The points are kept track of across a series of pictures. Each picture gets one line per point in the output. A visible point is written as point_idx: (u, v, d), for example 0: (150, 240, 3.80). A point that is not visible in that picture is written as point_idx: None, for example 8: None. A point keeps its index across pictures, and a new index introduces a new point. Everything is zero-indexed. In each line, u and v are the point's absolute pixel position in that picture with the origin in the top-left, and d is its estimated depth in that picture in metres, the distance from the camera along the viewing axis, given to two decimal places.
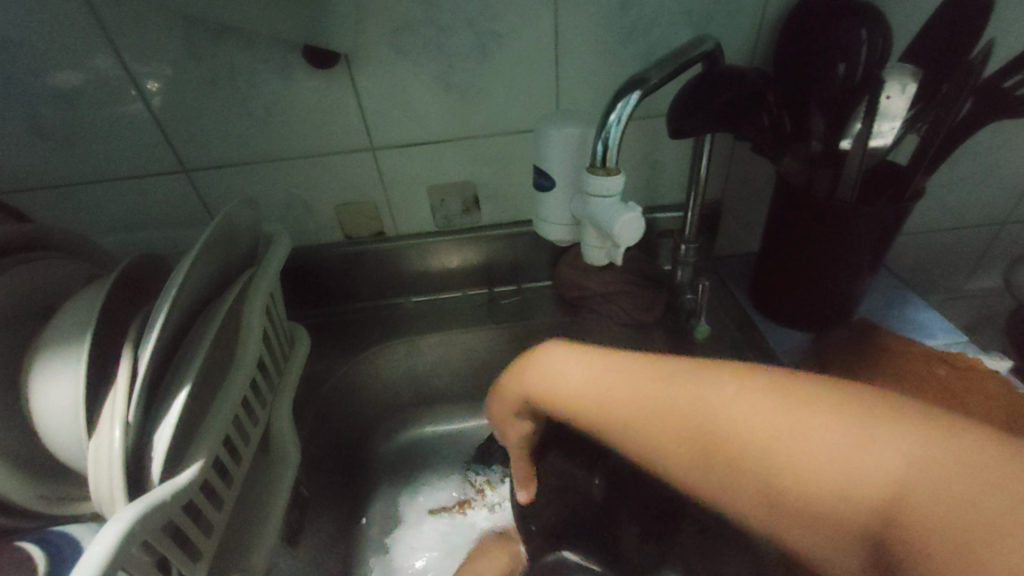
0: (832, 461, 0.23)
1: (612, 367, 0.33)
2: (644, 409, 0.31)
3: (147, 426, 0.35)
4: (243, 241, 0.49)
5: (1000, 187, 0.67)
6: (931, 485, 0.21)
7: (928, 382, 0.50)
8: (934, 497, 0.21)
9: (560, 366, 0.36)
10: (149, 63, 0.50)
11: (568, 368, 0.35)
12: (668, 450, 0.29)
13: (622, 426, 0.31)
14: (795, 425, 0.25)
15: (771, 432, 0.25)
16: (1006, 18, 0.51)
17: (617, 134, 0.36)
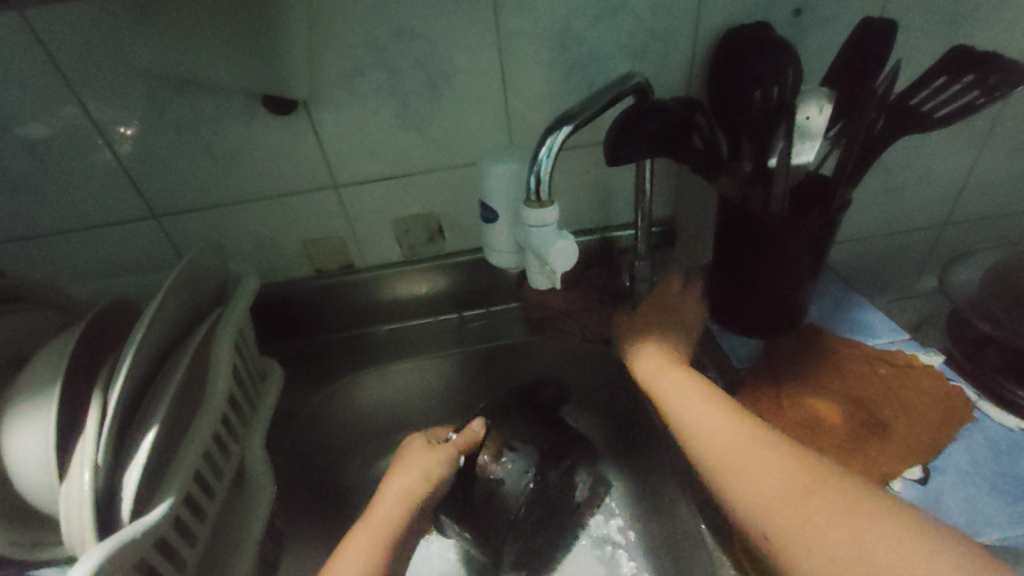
0: (918, 548, 0.33)
1: (686, 389, 0.48)
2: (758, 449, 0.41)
3: (118, 466, 0.36)
4: (211, 281, 0.51)
5: (934, 192, 0.71)
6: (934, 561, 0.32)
7: (869, 380, 0.54)
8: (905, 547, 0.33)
9: (681, 393, 0.48)
10: (116, 115, 0.52)
11: (687, 395, 0.48)
12: (722, 455, 0.42)
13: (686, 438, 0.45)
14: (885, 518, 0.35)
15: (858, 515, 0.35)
16: (913, 41, 0.56)
17: (547, 168, 0.39)
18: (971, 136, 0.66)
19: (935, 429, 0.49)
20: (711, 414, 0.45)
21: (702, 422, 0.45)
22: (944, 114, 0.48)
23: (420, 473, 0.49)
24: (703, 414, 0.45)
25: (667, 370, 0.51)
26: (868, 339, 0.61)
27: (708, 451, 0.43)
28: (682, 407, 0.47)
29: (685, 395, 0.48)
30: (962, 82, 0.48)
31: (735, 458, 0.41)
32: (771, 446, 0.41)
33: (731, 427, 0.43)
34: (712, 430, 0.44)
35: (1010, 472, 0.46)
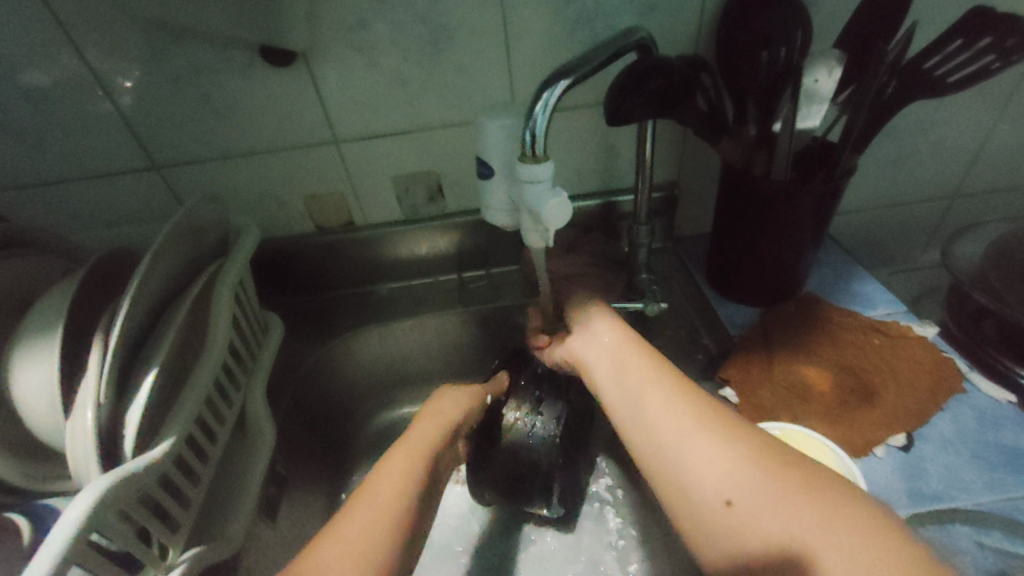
0: (844, 559, 0.27)
1: (639, 367, 0.42)
2: (689, 426, 0.36)
3: (120, 406, 0.38)
4: (211, 234, 0.52)
5: (945, 163, 0.69)
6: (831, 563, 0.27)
7: (863, 350, 0.54)
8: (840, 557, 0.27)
9: (620, 366, 0.43)
10: (114, 64, 0.52)
11: (627, 367, 0.42)
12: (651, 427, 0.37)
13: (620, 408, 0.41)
14: (822, 529, 0.28)
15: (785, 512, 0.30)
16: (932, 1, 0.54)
17: (543, 123, 0.39)
18: (987, 104, 0.64)
19: (923, 397, 0.50)
20: (656, 395, 0.39)
21: (646, 408, 0.38)
22: (957, 79, 0.46)
23: (455, 404, 0.50)
24: (649, 396, 0.39)
25: (623, 347, 0.45)
26: (865, 310, 0.61)
27: (638, 422, 0.38)
28: (631, 387, 0.41)
29: (625, 368, 0.42)
30: (980, 45, 0.45)
31: (664, 432, 0.36)
32: (711, 426, 0.35)
33: (666, 402, 0.38)
34: (655, 417, 0.37)
35: (993, 441, 0.47)
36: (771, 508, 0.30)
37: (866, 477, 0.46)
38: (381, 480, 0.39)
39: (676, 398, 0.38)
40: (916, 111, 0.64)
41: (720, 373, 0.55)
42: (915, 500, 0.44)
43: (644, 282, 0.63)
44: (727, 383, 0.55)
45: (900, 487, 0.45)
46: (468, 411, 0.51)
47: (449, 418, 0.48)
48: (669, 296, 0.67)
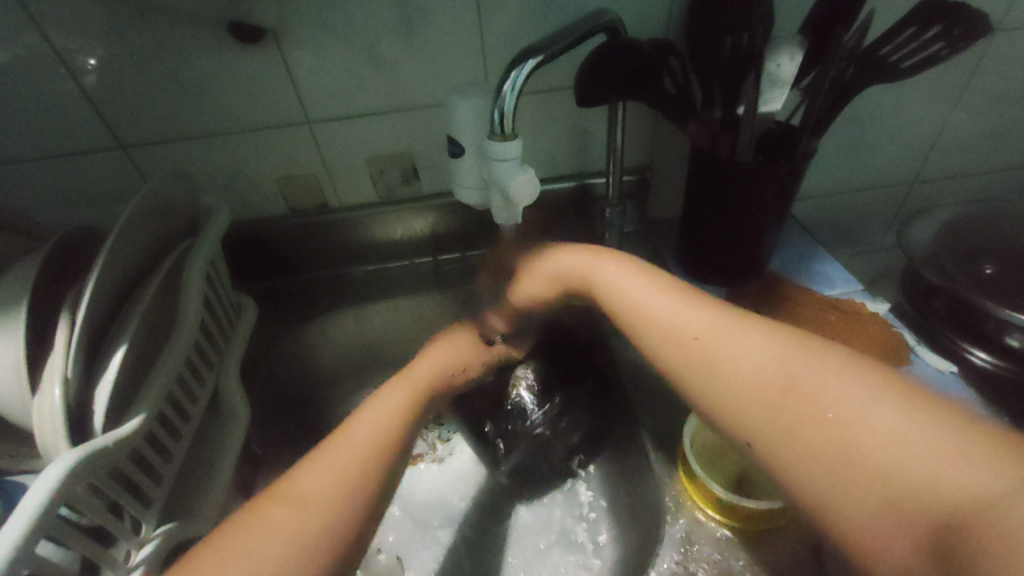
0: (908, 433, 0.27)
1: (656, 293, 0.42)
2: (721, 331, 0.37)
3: (88, 383, 0.38)
4: (180, 213, 0.51)
5: (904, 150, 0.72)
6: (891, 444, 0.27)
7: (820, 326, 0.57)
8: (872, 438, 0.28)
9: (639, 286, 0.44)
10: (76, 41, 0.50)
11: (647, 287, 0.43)
12: (683, 333, 0.38)
13: (645, 324, 0.41)
14: (869, 402, 0.29)
15: (834, 396, 0.30)
16: None
17: (511, 102, 0.40)
18: (943, 93, 0.67)
19: None
20: (680, 312, 0.40)
21: (676, 318, 0.40)
22: (910, 65, 0.48)
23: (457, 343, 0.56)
24: (667, 310, 0.41)
25: (634, 274, 0.45)
26: (824, 289, 0.63)
27: (669, 331, 0.39)
28: (652, 308, 0.41)
29: (645, 288, 0.43)
30: (929, 35, 0.48)
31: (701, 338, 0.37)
32: (746, 328, 0.36)
33: (694, 311, 0.39)
34: (679, 330, 0.39)
35: None
36: (801, 389, 0.31)
37: None
38: (341, 449, 0.39)
39: (702, 309, 0.39)
40: (876, 99, 0.67)
41: None
42: None
43: None
44: None
45: None
46: (466, 354, 0.55)
47: (456, 358, 0.54)
48: None
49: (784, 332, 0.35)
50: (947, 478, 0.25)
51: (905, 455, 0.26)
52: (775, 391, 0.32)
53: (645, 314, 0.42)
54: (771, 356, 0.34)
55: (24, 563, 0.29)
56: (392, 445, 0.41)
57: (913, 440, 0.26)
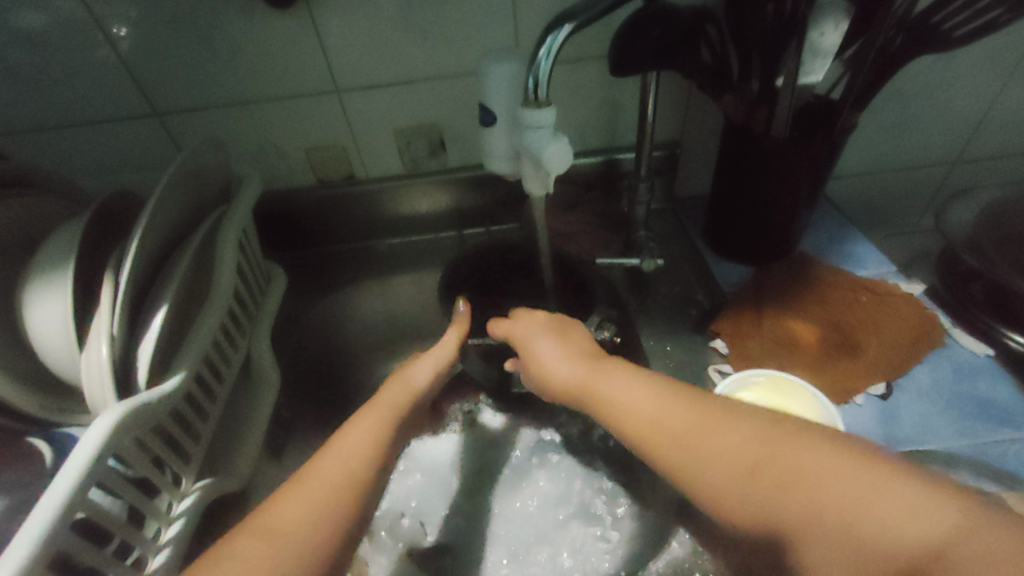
0: (891, 506, 0.26)
1: (625, 386, 0.40)
2: (684, 424, 0.36)
3: (132, 343, 0.39)
4: (213, 180, 0.52)
5: (948, 128, 0.69)
6: (897, 513, 0.26)
7: (852, 307, 0.55)
8: (877, 515, 0.27)
9: (599, 378, 0.42)
10: (112, 6, 0.51)
11: (610, 379, 0.41)
12: (649, 428, 0.37)
13: (612, 417, 0.40)
14: (844, 481, 0.28)
15: (817, 474, 0.29)
16: None
17: (546, 69, 0.39)
18: (994, 66, 0.64)
19: (905, 350, 0.52)
20: (650, 409, 0.38)
21: (639, 410, 0.38)
22: (965, 33, 0.46)
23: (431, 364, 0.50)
24: (637, 406, 0.38)
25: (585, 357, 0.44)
26: (856, 270, 0.62)
27: (635, 420, 0.38)
28: (625, 404, 0.39)
29: (607, 380, 0.41)
30: (984, 2, 0.45)
31: (673, 429, 0.36)
32: (707, 415, 0.36)
33: (650, 399, 0.38)
34: (660, 427, 0.37)
35: (967, 393, 0.49)
36: (789, 470, 0.31)
37: (845, 422, 0.48)
38: (326, 464, 0.38)
39: (658, 398, 0.38)
40: (922, 73, 0.64)
41: (712, 327, 0.57)
42: (889, 443, 0.46)
43: (641, 239, 0.64)
44: (719, 336, 0.56)
45: (877, 432, 0.47)
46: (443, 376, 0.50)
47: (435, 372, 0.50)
48: (666, 254, 0.68)
49: (745, 411, 0.35)
50: (943, 539, 0.25)
51: (910, 522, 0.26)
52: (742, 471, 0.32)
53: (620, 414, 0.39)
54: (752, 447, 0.33)
55: (78, 508, 0.31)
56: (376, 459, 0.40)
57: (906, 511, 0.26)
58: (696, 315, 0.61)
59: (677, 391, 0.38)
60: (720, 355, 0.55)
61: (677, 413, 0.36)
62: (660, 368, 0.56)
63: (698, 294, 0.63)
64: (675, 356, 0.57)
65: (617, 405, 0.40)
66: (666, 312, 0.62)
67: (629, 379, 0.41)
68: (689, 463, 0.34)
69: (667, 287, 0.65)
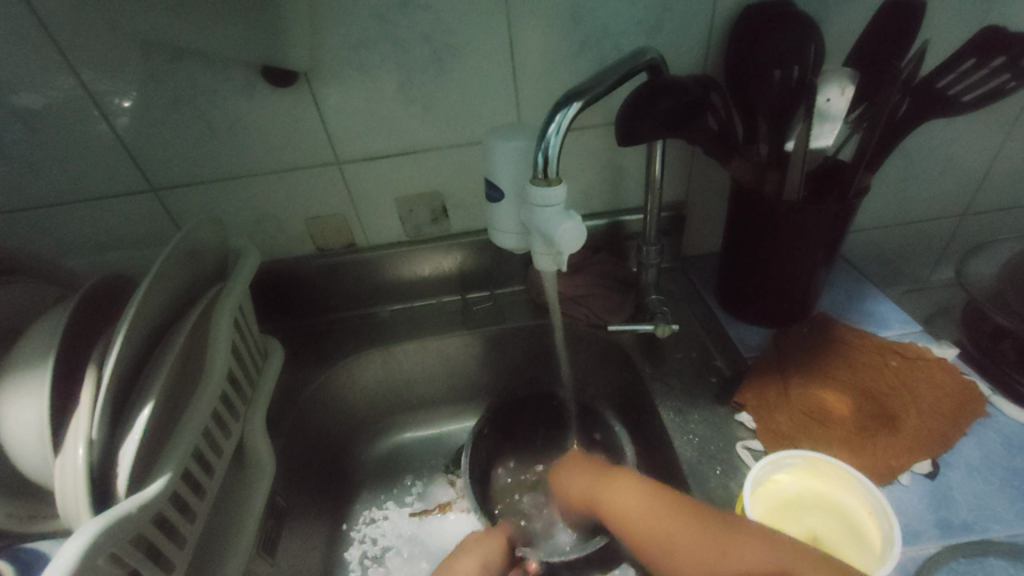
0: None
1: (632, 496, 0.38)
2: (653, 513, 0.36)
3: (114, 442, 0.35)
4: (210, 257, 0.50)
5: (955, 181, 0.69)
6: None
7: (882, 371, 0.52)
8: None
9: (612, 488, 0.41)
10: (113, 86, 0.51)
11: (618, 488, 0.40)
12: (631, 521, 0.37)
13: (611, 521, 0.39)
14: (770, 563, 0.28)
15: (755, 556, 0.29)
16: (935, 23, 0.54)
17: (556, 144, 0.38)
18: (997, 122, 0.64)
19: (947, 422, 0.48)
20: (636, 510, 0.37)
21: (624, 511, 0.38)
22: (971, 99, 0.46)
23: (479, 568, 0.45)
24: (628, 506, 0.38)
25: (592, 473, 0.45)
26: (879, 330, 0.59)
27: (622, 519, 0.38)
28: (622, 512, 0.38)
29: (614, 490, 0.41)
30: (993, 65, 0.45)
31: (643, 525, 0.35)
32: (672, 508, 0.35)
33: (637, 498, 0.38)
34: (652, 536, 0.34)
35: (1021, 469, 0.45)
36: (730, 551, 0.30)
37: (892, 505, 0.44)
38: None
39: (641, 495, 0.38)
40: (926, 130, 0.64)
41: (736, 398, 0.53)
42: (946, 531, 0.42)
43: (653, 301, 0.62)
44: (744, 408, 0.53)
45: (929, 517, 0.43)
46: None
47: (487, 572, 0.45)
48: (677, 316, 0.66)
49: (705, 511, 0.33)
50: None
51: None
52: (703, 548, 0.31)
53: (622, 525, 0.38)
54: (701, 540, 0.31)
55: None
56: None
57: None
58: (716, 383, 0.57)
59: (654, 491, 0.38)
60: (749, 430, 0.52)
61: (647, 514, 0.36)
62: (684, 442, 0.52)
63: (716, 359, 0.60)
64: (699, 429, 0.53)
65: (613, 509, 0.39)
66: (684, 379, 0.59)
67: (622, 487, 0.40)
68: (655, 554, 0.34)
69: (684, 351, 0.62)
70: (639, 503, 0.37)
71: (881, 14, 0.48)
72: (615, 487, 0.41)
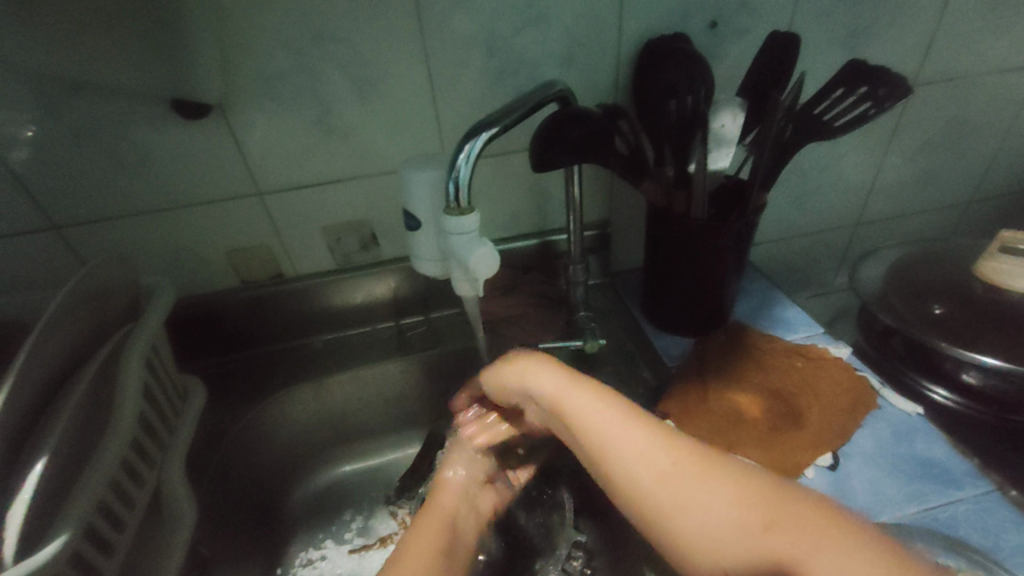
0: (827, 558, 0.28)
1: (609, 420, 0.38)
2: (643, 444, 0.36)
3: (2, 504, 0.33)
4: (119, 296, 0.48)
5: (845, 195, 0.76)
6: (834, 543, 0.28)
7: (789, 373, 0.57)
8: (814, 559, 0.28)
9: (573, 397, 0.40)
10: (3, 121, 0.48)
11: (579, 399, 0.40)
12: (608, 445, 0.37)
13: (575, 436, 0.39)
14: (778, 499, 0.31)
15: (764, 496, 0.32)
16: (808, 57, 0.61)
17: (466, 174, 0.40)
18: (874, 142, 0.71)
19: (845, 416, 0.52)
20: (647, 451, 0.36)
21: (594, 433, 0.38)
22: (842, 124, 0.51)
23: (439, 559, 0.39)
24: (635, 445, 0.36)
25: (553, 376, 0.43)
26: (787, 334, 0.64)
27: (593, 438, 0.38)
28: (598, 437, 0.37)
29: (577, 400, 0.40)
30: (858, 94, 0.51)
31: (627, 453, 0.36)
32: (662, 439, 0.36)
33: (611, 421, 0.38)
34: (635, 461, 0.35)
35: (908, 454, 0.50)
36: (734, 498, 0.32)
37: None
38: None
39: (619, 422, 0.38)
40: (816, 150, 0.70)
41: (660, 407, 0.55)
42: None
43: (582, 318, 0.64)
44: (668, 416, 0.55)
45: None
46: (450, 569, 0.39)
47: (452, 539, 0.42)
48: (607, 331, 0.68)
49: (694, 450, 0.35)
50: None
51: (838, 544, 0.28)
52: (702, 475, 0.33)
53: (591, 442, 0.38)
54: (702, 473, 0.33)
55: None
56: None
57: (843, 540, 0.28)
58: (644, 393, 0.60)
59: (633, 417, 0.38)
60: None
61: (638, 441, 0.36)
62: None
63: (643, 370, 0.63)
64: None
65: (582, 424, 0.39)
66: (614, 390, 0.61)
67: (603, 406, 0.39)
68: (672, 507, 0.33)
69: (613, 364, 0.64)
70: (619, 429, 0.37)
71: (767, 47, 0.53)
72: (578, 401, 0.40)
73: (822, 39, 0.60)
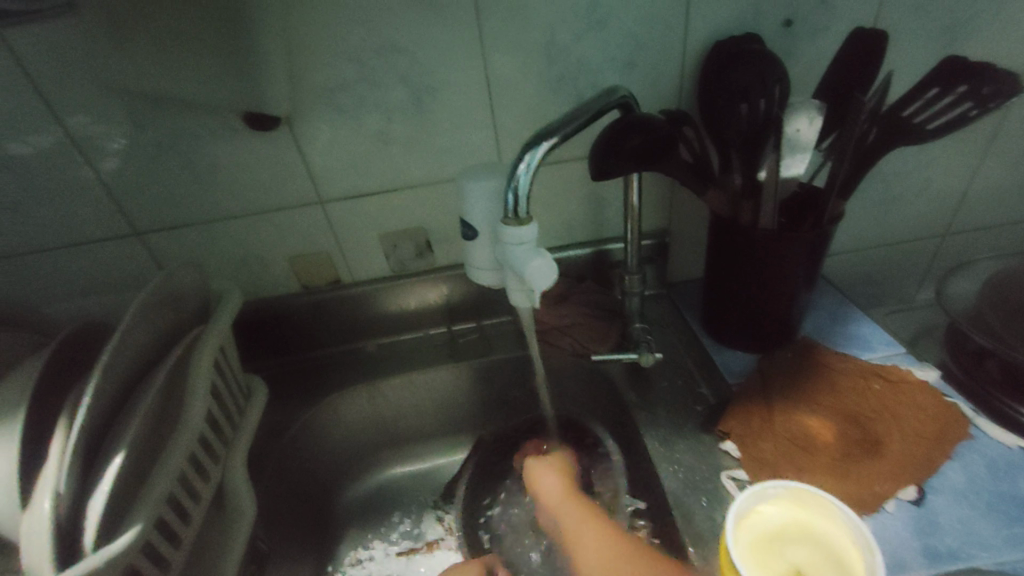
0: None
1: (593, 538, 0.39)
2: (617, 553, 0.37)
3: (83, 494, 0.35)
4: (192, 300, 0.50)
5: (932, 202, 0.70)
6: None
7: (867, 396, 0.52)
8: None
9: (572, 514, 0.43)
10: (95, 133, 0.52)
11: (576, 515, 0.43)
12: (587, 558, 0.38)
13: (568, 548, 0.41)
14: None
15: None
16: (893, 54, 0.57)
17: (525, 184, 0.39)
18: (968, 145, 0.65)
19: (932, 447, 0.48)
20: (600, 554, 0.38)
21: (580, 545, 0.40)
22: (934, 127, 0.47)
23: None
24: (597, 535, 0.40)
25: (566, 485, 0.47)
26: (864, 353, 0.59)
27: (580, 551, 0.39)
28: (580, 550, 0.39)
29: (574, 516, 0.43)
30: (953, 93, 0.47)
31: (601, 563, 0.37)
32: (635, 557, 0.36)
33: (593, 536, 0.39)
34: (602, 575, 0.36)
35: (1006, 491, 0.45)
36: None
37: (877, 533, 0.43)
38: None
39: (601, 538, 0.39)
40: (899, 155, 0.65)
41: (721, 427, 0.53)
42: (931, 558, 0.41)
43: (638, 330, 0.62)
44: (729, 436, 0.52)
45: (914, 544, 0.42)
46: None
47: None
48: (664, 343, 0.66)
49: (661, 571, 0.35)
50: None
51: None
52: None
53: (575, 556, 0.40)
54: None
55: None
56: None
57: None
58: (703, 411, 0.57)
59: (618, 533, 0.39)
60: (734, 459, 0.51)
61: (606, 555, 0.37)
62: (670, 474, 0.51)
63: (702, 387, 0.59)
64: (684, 458, 0.52)
65: (572, 534, 0.41)
66: (669, 406, 0.58)
67: (594, 523, 0.41)
68: None
69: (670, 379, 0.61)
70: (599, 545, 0.38)
71: (845, 47, 0.49)
72: (576, 517, 0.42)
73: (909, 35, 0.55)
